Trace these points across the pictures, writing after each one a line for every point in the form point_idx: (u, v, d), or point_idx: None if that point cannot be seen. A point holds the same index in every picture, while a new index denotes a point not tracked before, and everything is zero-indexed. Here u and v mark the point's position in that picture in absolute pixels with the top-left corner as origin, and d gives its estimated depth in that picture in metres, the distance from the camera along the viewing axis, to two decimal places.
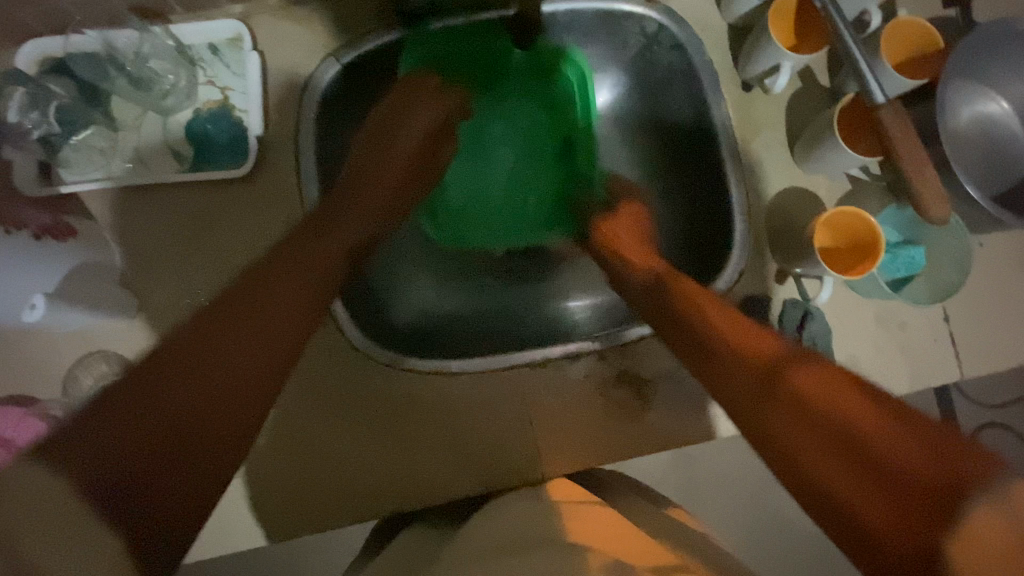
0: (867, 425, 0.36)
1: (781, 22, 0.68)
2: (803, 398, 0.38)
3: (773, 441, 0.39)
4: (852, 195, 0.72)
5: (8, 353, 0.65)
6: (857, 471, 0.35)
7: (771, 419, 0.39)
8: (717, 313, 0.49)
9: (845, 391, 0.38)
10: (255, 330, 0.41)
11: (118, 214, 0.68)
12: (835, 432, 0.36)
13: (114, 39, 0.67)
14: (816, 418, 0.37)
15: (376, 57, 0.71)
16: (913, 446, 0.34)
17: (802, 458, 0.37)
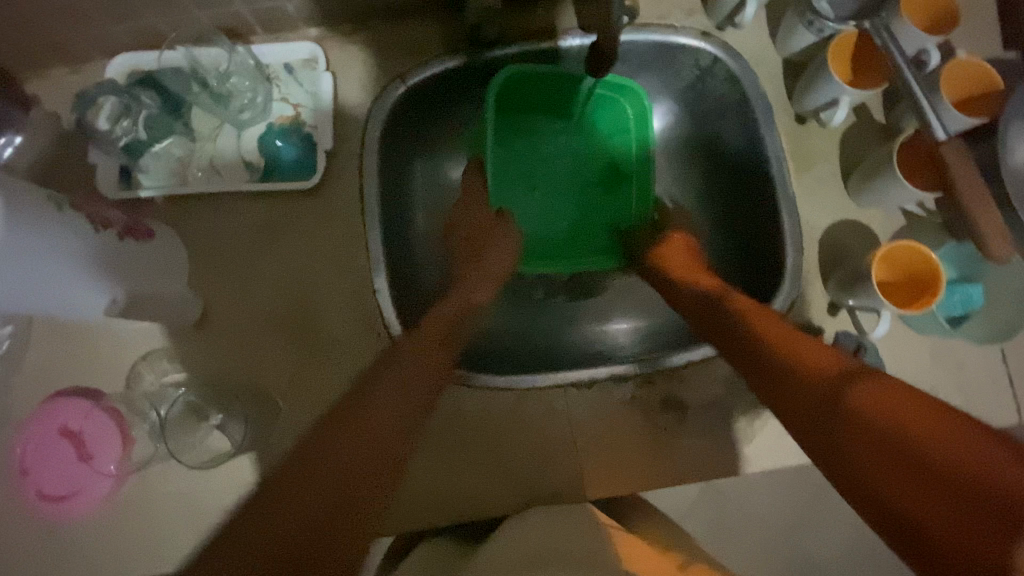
0: (923, 429, 0.35)
1: (839, 56, 0.68)
2: (859, 411, 0.38)
3: (833, 452, 0.39)
4: (907, 231, 0.71)
5: (77, 346, 0.69)
6: (916, 489, 0.34)
7: (830, 430, 0.40)
8: (774, 330, 0.51)
9: (900, 401, 0.38)
10: (359, 446, 0.45)
11: (188, 218, 0.72)
12: (887, 440, 0.36)
13: (198, 56, 0.72)
14: (867, 429, 0.37)
15: (439, 81, 0.73)
16: (973, 450, 0.34)
17: (866, 473, 0.37)
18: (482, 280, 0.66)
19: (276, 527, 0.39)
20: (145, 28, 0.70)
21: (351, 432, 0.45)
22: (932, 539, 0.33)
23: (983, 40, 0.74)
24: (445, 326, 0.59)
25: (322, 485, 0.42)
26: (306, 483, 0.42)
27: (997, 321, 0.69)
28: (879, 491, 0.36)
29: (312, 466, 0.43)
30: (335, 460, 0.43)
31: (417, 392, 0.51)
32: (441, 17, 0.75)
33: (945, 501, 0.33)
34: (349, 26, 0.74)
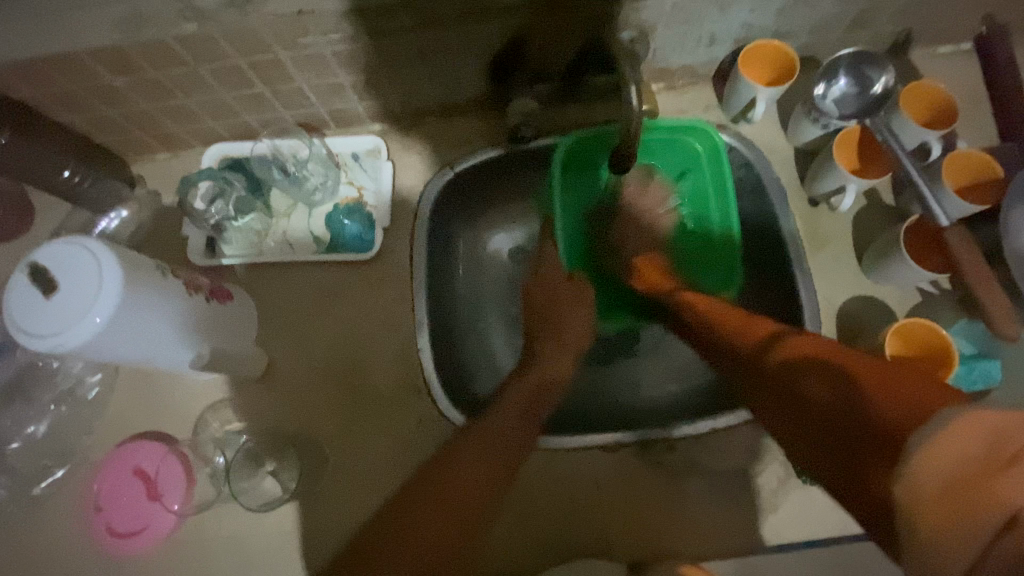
0: (832, 380, 0.46)
1: (846, 147, 0.75)
2: (784, 371, 0.51)
3: (776, 404, 0.51)
4: (920, 307, 0.75)
5: (156, 396, 0.78)
6: (823, 428, 0.45)
7: (769, 387, 0.52)
8: (720, 311, 0.63)
9: (823, 356, 0.49)
10: (460, 487, 0.55)
11: (259, 283, 0.82)
12: (807, 394, 0.47)
13: (281, 146, 0.85)
14: (799, 387, 0.48)
15: (484, 167, 0.83)
16: (871, 390, 0.43)
17: (795, 417, 0.48)
18: (564, 347, 0.74)
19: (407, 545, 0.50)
20: (239, 125, 0.84)
21: (447, 479, 0.56)
22: (843, 460, 0.42)
23: (980, 133, 0.81)
24: (529, 395, 0.67)
25: (449, 515, 0.53)
26: (426, 507, 0.53)
27: (1017, 396, 0.71)
28: (803, 430, 0.47)
29: (407, 509, 0.53)
30: (428, 512, 0.53)
31: (502, 443, 0.61)
32: (486, 114, 0.87)
33: (840, 431, 0.43)
34: (408, 121, 0.87)
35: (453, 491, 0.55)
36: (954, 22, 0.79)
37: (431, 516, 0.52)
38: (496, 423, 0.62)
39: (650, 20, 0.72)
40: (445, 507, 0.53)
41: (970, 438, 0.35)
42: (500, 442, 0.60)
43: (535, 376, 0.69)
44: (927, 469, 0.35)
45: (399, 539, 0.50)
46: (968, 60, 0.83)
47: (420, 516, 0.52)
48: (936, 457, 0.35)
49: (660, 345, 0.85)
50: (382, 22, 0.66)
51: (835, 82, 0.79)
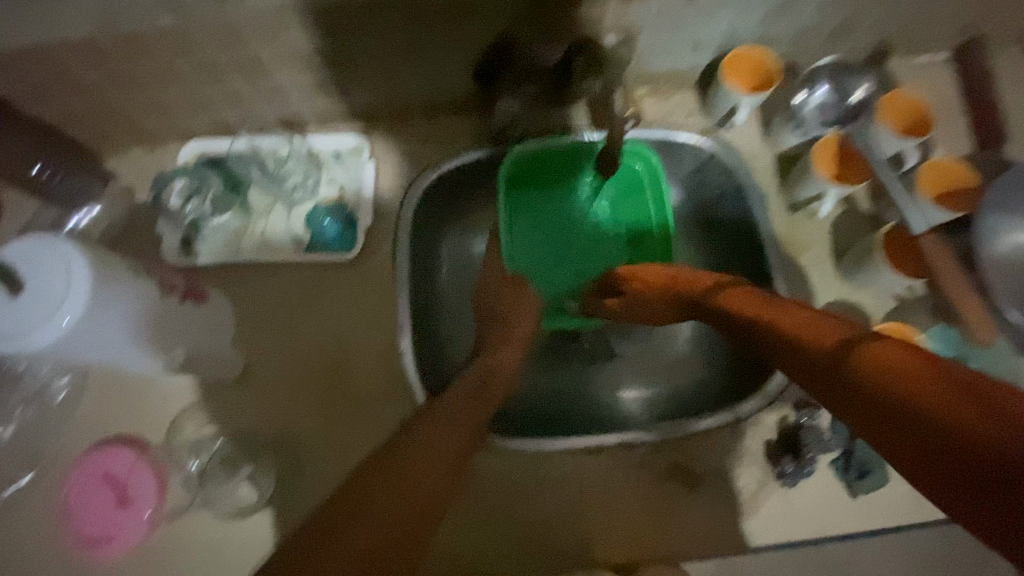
0: (931, 391, 0.38)
1: (826, 155, 0.76)
2: (858, 371, 0.43)
3: (851, 412, 0.43)
4: (897, 312, 0.77)
5: (129, 399, 0.75)
6: (921, 448, 0.36)
7: (841, 390, 0.44)
8: (776, 310, 0.56)
9: (898, 362, 0.41)
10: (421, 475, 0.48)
11: (236, 283, 0.80)
12: (895, 403, 0.39)
13: (260, 144, 0.83)
14: (881, 392, 0.40)
15: (464, 169, 0.82)
16: (988, 412, 0.34)
17: (879, 427, 0.40)
18: (513, 346, 0.70)
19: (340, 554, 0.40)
20: (217, 121, 0.82)
21: (395, 485, 0.46)
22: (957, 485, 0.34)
23: (955, 141, 0.83)
24: (475, 390, 0.62)
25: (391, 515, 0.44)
26: (383, 488, 0.46)
27: None
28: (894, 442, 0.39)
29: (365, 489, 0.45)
30: (385, 496, 0.45)
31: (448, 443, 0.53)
32: (471, 114, 0.86)
33: (954, 452, 0.34)
34: (392, 119, 0.86)
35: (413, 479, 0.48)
36: (932, 32, 0.81)
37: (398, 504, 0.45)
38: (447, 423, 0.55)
39: (637, 24, 0.73)
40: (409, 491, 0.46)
41: None
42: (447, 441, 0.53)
43: (480, 373, 0.65)
44: None
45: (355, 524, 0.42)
46: (946, 69, 0.85)
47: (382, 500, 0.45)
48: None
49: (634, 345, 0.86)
50: (366, 17, 0.65)
51: (817, 90, 0.81)
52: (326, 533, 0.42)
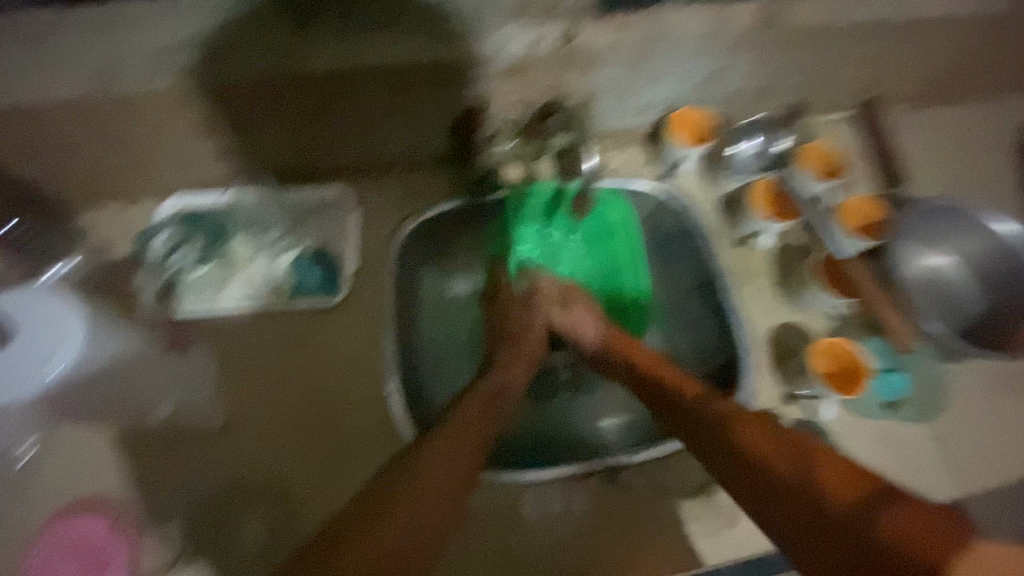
0: (782, 462, 0.55)
1: (759, 197, 0.88)
2: (724, 429, 0.60)
3: (727, 461, 0.59)
4: (836, 330, 0.87)
5: (103, 457, 0.72)
6: (768, 499, 0.54)
7: (718, 449, 0.60)
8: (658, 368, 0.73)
9: (769, 437, 0.58)
10: (430, 493, 0.57)
11: (218, 331, 0.80)
12: (763, 464, 0.56)
13: (242, 197, 0.86)
14: (744, 450, 0.57)
15: (438, 219, 0.88)
16: (817, 470, 0.53)
17: (748, 485, 0.56)
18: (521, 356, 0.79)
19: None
20: (200, 176, 0.84)
21: (410, 496, 0.56)
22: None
23: (866, 183, 0.97)
24: (485, 399, 0.71)
25: (406, 534, 0.54)
26: (402, 505, 0.56)
27: (925, 404, 0.84)
28: (786, 524, 0.52)
29: (383, 514, 0.55)
30: (403, 513, 0.55)
31: (441, 483, 0.59)
32: (446, 168, 0.93)
33: (798, 499, 0.52)
34: (372, 174, 0.91)
35: (431, 490, 0.58)
36: (835, 95, 0.97)
37: (412, 520, 0.55)
38: (444, 456, 0.61)
39: (595, 88, 0.83)
40: (424, 506, 0.56)
41: (905, 531, 0.46)
42: (438, 482, 0.59)
43: (499, 379, 0.75)
44: (891, 543, 0.45)
45: (377, 542, 0.52)
46: (851, 124, 1.01)
47: (400, 518, 0.54)
48: (898, 535, 0.46)
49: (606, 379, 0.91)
50: (353, 84, 0.72)
51: (745, 143, 0.94)
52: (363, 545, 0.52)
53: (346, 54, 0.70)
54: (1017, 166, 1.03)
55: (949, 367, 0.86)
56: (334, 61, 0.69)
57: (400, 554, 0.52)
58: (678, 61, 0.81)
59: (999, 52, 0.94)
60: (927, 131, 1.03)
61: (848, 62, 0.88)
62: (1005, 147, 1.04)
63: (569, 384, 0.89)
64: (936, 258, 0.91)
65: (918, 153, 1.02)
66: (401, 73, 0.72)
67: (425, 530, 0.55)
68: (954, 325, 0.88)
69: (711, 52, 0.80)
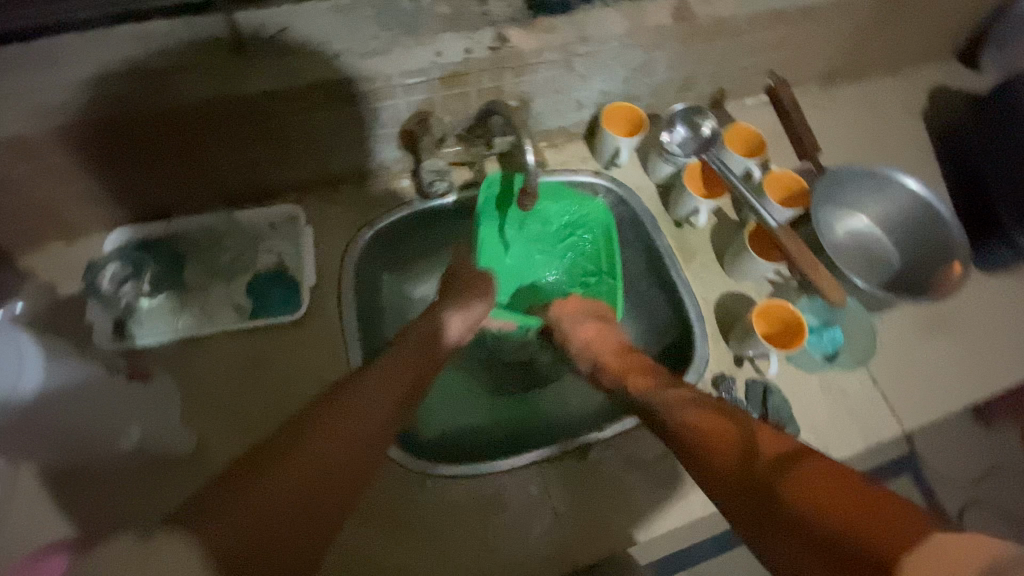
0: (719, 435, 0.60)
1: (693, 178, 0.95)
2: (672, 411, 0.66)
3: (677, 439, 0.64)
4: (774, 294, 0.94)
5: (69, 497, 0.70)
6: (707, 468, 0.59)
7: (672, 425, 0.65)
8: (626, 364, 0.78)
9: (710, 415, 0.63)
10: (358, 431, 0.59)
11: (179, 358, 0.80)
12: (703, 438, 0.61)
13: (191, 223, 0.86)
14: (682, 423, 0.64)
15: (394, 227, 0.91)
16: (751, 441, 0.57)
17: (692, 456, 0.61)
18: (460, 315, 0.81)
19: (246, 512, 0.48)
20: (147, 205, 0.84)
21: (337, 425, 0.59)
22: (768, 538, 0.50)
23: (788, 159, 1.06)
24: (421, 343, 0.74)
25: (328, 463, 0.55)
26: (328, 436, 0.57)
27: (859, 347, 0.92)
28: (716, 486, 0.57)
29: (308, 444, 0.56)
30: (327, 442, 0.57)
31: (367, 420, 0.61)
32: (396, 177, 0.96)
33: (727, 468, 0.56)
34: (324, 189, 0.93)
35: (355, 426, 0.60)
36: (750, 81, 1.05)
37: (337, 453, 0.56)
38: (373, 393, 0.64)
39: (529, 91, 0.88)
40: (352, 441, 0.58)
41: (803, 484, 0.50)
42: (365, 420, 0.61)
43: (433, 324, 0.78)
44: (789, 486, 0.50)
45: (294, 469, 0.53)
46: (767, 108, 1.10)
47: (323, 448, 0.56)
48: (800, 484, 0.50)
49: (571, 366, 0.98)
50: (298, 100, 0.75)
51: (675, 131, 0.99)
52: (284, 473, 0.52)
53: (289, 72, 0.72)
54: (914, 133, 1.14)
55: (877, 318, 0.95)
56: (280, 79, 0.72)
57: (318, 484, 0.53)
58: (605, 59, 0.86)
59: (885, 33, 1.05)
60: (834, 110, 1.14)
61: (756, 50, 0.97)
62: (903, 117, 1.15)
63: (541, 374, 0.97)
64: (856, 220, 1.00)
65: (828, 129, 1.12)
66: (346, 84, 0.75)
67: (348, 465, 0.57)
68: (878, 279, 0.97)
69: (635, 48, 0.86)
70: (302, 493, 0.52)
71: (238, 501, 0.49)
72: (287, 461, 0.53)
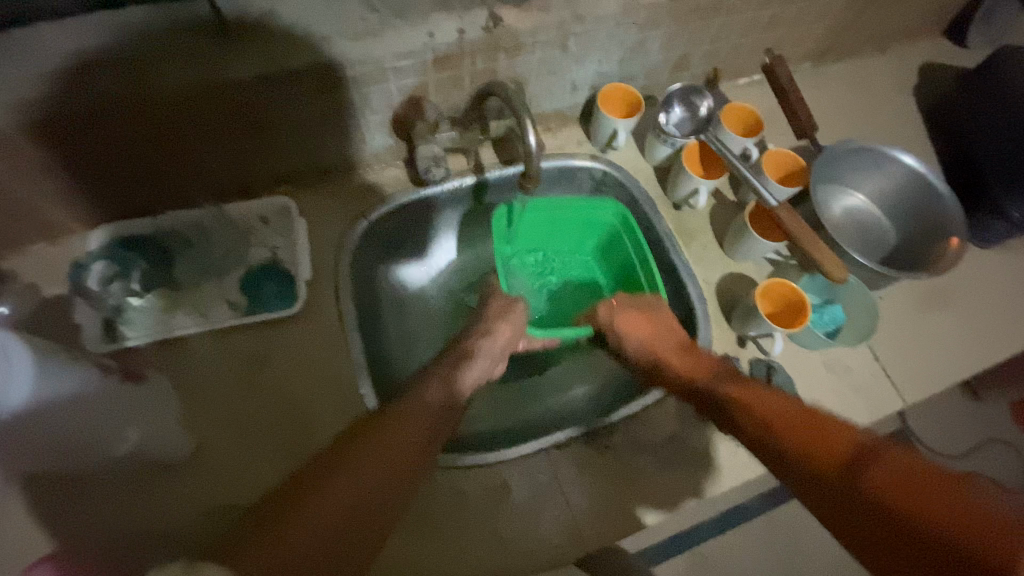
0: (792, 432, 0.58)
1: (691, 159, 0.93)
2: (737, 411, 0.65)
3: (746, 438, 0.62)
4: (775, 274, 0.94)
5: (66, 505, 0.68)
6: (783, 465, 0.57)
7: (738, 424, 0.64)
8: (679, 363, 0.77)
9: (778, 414, 0.61)
10: (396, 448, 0.59)
11: (173, 357, 0.77)
12: (775, 436, 0.59)
13: (178, 219, 0.84)
14: (752, 420, 0.62)
15: (389, 217, 0.89)
16: (825, 436, 0.56)
17: (765, 455, 0.59)
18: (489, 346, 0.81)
19: (277, 544, 0.46)
20: (132, 201, 0.81)
21: (378, 443, 0.59)
22: (862, 534, 0.48)
23: (783, 138, 1.05)
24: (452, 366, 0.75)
25: (368, 481, 0.55)
26: (371, 452, 0.58)
27: (860, 327, 0.90)
28: (797, 484, 0.55)
29: (349, 458, 0.56)
30: (370, 457, 0.57)
31: (405, 442, 0.60)
32: (390, 166, 0.93)
33: (806, 464, 0.54)
34: (315, 179, 0.91)
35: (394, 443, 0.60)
36: (744, 60, 1.04)
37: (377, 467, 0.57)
38: (409, 416, 0.64)
39: (524, 73, 0.86)
40: (390, 456, 0.58)
41: (891, 476, 0.49)
42: (404, 442, 0.61)
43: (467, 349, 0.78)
44: (875, 478, 0.49)
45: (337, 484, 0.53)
46: (761, 87, 1.09)
47: (364, 461, 0.56)
48: (885, 476, 0.49)
49: (571, 353, 0.97)
50: (283, 87, 0.72)
51: (672, 111, 0.99)
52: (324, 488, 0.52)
53: (272, 56, 0.70)
54: (906, 109, 1.14)
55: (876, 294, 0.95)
56: (265, 64, 0.69)
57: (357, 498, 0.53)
58: (600, 39, 0.85)
59: (878, 8, 1.05)
60: (827, 88, 1.13)
61: (750, 28, 0.96)
62: (895, 94, 1.15)
63: (542, 361, 0.97)
64: (852, 198, 1.00)
65: (822, 107, 1.11)
66: (335, 68, 0.73)
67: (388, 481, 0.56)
68: (876, 255, 0.98)
69: (630, 27, 0.85)
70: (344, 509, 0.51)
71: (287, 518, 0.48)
72: (331, 480, 0.53)
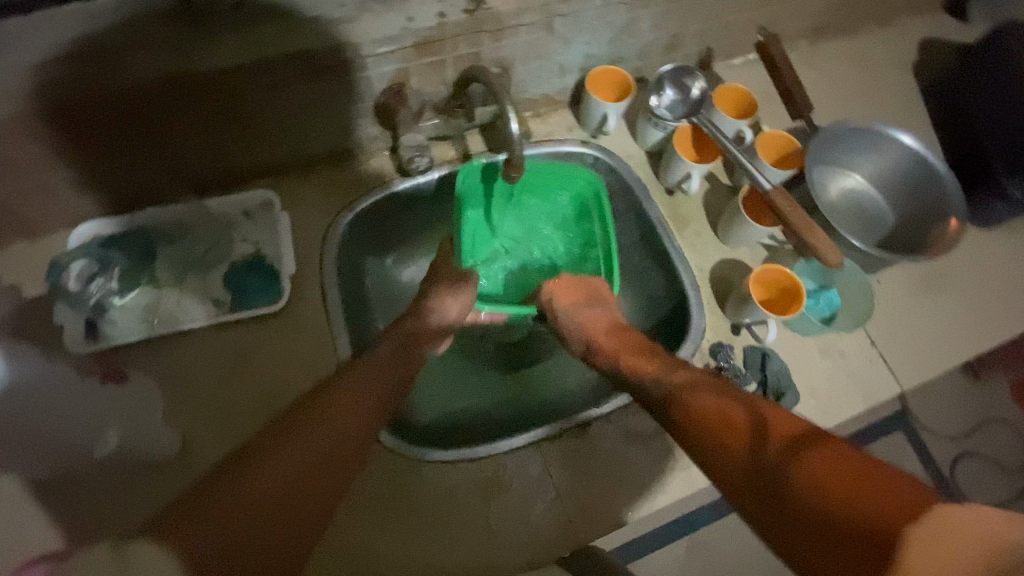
0: (730, 418, 0.57)
1: (685, 142, 0.91)
2: (674, 395, 0.64)
3: (678, 423, 0.62)
4: (770, 259, 0.92)
5: (53, 508, 0.67)
6: (711, 452, 0.57)
7: (673, 410, 0.63)
8: (623, 346, 0.76)
9: (716, 399, 0.60)
10: (332, 426, 0.58)
11: (158, 357, 0.76)
12: (713, 422, 0.58)
13: (159, 215, 0.82)
14: (688, 405, 0.61)
15: (375, 208, 0.87)
16: (761, 424, 0.55)
17: (695, 440, 0.59)
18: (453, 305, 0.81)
19: (226, 520, 0.47)
20: (111, 198, 0.79)
21: (318, 419, 0.58)
22: (780, 523, 0.49)
23: (778, 120, 1.02)
24: (401, 340, 0.73)
25: (311, 456, 0.55)
26: (310, 428, 0.57)
27: (857, 309, 0.89)
28: (725, 469, 0.55)
29: (290, 434, 0.56)
30: (312, 434, 0.57)
31: (354, 418, 0.61)
32: (374, 156, 0.91)
33: (739, 454, 0.54)
34: (299, 171, 0.89)
35: (337, 421, 0.59)
36: (738, 39, 1.01)
37: (321, 444, 0.56)
38: (356, 389, 0.64)
39: (510, 56, 0.83)
40: (330, 433, 0.58)
41: (819, 468, 0.49)
42: (347, 418, 0.60)
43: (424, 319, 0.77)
44: (806, 471, 0.49)
45: (279, 461, 0.53)
46: (756, 66, 1.06)
47: (309, 436, 0.56)
48: (818, 468, 0.49)
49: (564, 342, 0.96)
50: (261, 77, 0.70)
51: (664, 93, 0.95)
52: (264, 463, 0.53)
53: (248, 46, 0.67)
54: (905, 87, 1.11)
55: (874, 278, 0.94)
56: (237, 53, 0.67)
57: (300, 473, 0.53)
58: (588, 19, 0.82)
59: None
60: (822, 67, 1.10)
61: (743, 6, 0.93)
62: (893, 71, 1.12)
63: (535, 351, 0.95)
64: (849, 179, 0.98)
65: (818, 86, 1.08)
66: (315, 56, 0.70)
67: (328, 454, 0.56)
68: (874, 238, 0.96)
69: (618, 6, 0.82)
70: (290, 484, 0.52)
71: (221, 494, 0.49)
72: (271, 454, 0.54)
